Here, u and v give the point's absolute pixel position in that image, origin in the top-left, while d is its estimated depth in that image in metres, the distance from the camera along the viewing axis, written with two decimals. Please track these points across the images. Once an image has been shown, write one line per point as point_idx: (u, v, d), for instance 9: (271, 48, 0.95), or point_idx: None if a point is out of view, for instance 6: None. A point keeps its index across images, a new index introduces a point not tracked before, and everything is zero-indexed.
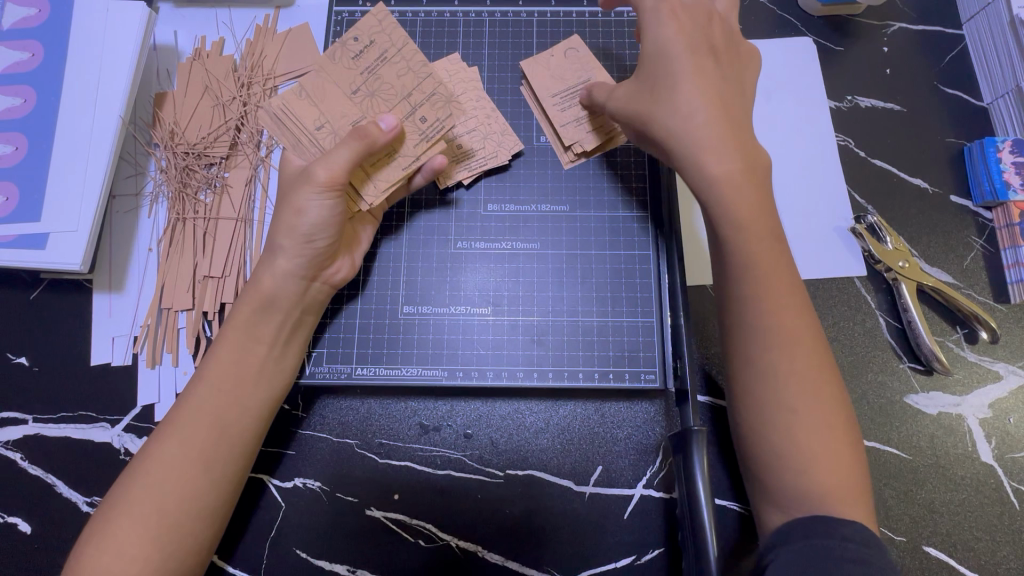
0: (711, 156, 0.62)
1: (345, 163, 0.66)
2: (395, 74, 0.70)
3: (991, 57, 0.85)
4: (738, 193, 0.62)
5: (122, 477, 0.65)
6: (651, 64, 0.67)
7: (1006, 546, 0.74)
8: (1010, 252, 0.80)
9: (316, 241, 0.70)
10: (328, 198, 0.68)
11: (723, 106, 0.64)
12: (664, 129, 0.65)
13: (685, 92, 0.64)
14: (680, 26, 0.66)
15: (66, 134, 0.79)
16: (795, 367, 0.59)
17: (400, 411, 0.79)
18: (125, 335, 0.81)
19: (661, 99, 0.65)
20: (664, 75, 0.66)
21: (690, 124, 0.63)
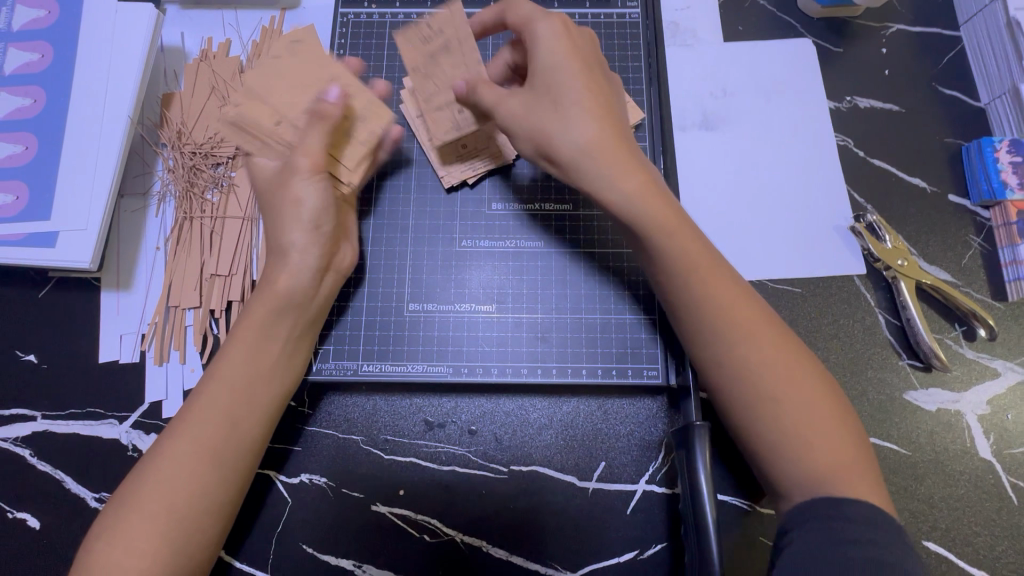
0: (615, 175, 0.63)
1: (318, 143, 0.70)
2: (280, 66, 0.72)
3: (989, 57, 0.87)
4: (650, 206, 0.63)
5: (132, 473, 0.66)
6: (547, 79, 0.66)
7: (1005, 541, 0.74)
8: (1008, 250, 0.81)
9: (322, 226, 0.72)
10: (316, 181, 0.71)
11: (618, 127, 0.66)
12: (562, 146, 0.64)
13: (581, 111, 0.64)
14: (570, 45, 0.67)
15: (75, 134, 0.80)
16: (785, 360, 0.61)
17: (406, 408, 0.80)
18: (133, 333, 0.81)
19: (556, 116, 0.65)
20: (559, 92, 0.65)
21: (590, 143, 0.64)
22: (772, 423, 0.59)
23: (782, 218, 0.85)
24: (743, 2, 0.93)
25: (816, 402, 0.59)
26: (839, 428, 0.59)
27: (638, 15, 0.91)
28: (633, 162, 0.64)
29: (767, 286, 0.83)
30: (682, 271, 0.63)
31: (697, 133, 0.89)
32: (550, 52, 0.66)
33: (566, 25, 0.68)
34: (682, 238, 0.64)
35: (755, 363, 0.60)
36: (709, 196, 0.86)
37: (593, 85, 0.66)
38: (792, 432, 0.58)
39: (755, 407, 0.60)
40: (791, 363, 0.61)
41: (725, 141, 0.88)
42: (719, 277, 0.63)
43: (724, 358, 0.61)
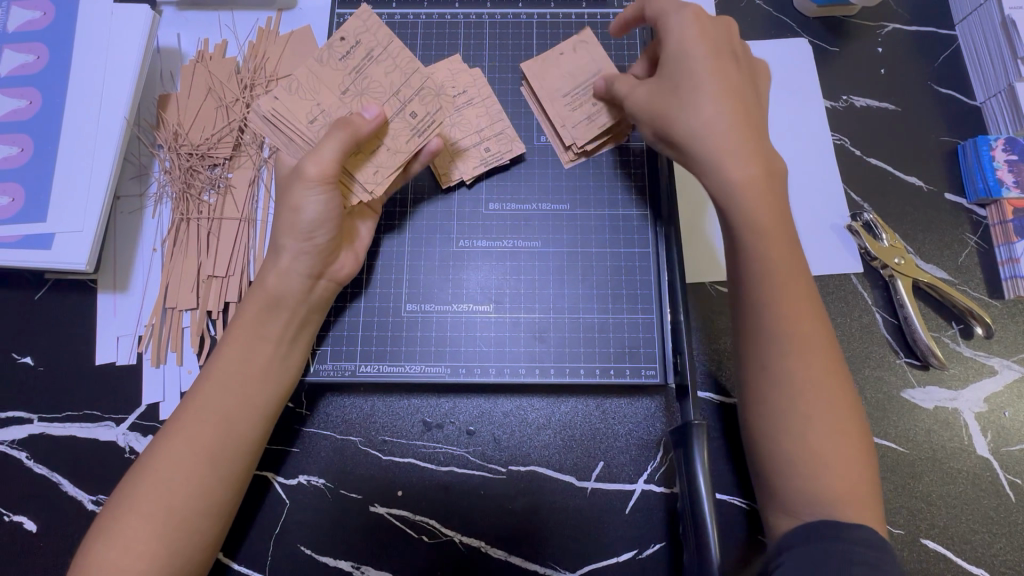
0: (731, 161, 0.63)
1: (334, 155, 0.66)
2: (383, 71, 0.72)
3: (983, 56, 0.87)
4: (753, 201, 0.62)
5: (129, 474, 0.66)
6: (677, 61, 0.67)
7: (1003, 539, 0.75)
8: (1004, 249, 0.81)
9: (316, 237, 0.70)
10: (323, 192, 0.68)
11: (745, 114, 0.65)
12: (685, 129, 0.65)
13: (708, 97, 0.65)
14: (702, 30, 0.67)
15: (72, 135, 0.79)
16: (819, 371, 0.60)
17: (404, 409, 0.80)
18: (129, 335, 0.81)
19: (685, 102, 0.66)
20: (688, 77, 0.66)
21: (715, 128, 0.64)
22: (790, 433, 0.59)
23: None
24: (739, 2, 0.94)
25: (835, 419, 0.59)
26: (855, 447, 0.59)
27: None
28: (754, 151, 0.64)
29: None
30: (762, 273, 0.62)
31: None
32: (680, 38, 0.67)
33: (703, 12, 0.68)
34: (776, 243, 0.62)
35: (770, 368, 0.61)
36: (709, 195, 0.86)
37: (721, 72, 0.66)
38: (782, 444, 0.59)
39: (780, 414, 0.60)
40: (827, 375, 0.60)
41: None
42: (799, 286, 0.62)
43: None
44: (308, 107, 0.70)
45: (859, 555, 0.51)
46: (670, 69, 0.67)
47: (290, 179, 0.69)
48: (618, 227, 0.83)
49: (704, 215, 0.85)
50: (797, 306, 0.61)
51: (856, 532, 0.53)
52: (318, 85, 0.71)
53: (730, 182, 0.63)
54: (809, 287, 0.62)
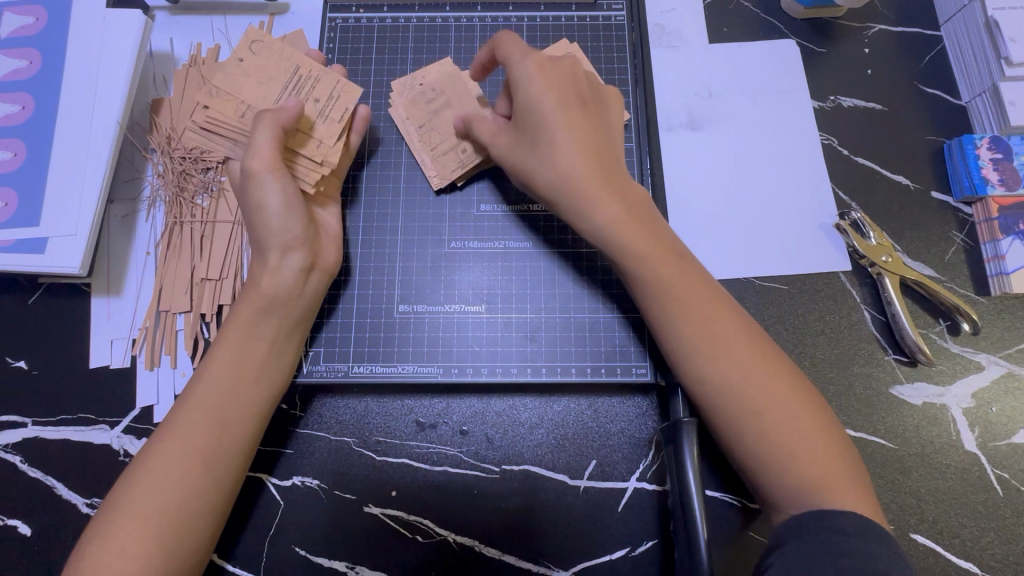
0: (591, 207, 0.67)
1: (269, 139, 0.70)
2: (253, 80, 0.76)
3: (968, 56, 0.88)
4: (626, 234, 0.66)
5: (123, 478, 0.66)
6: (528, 113, 0.69)
7: (991, 532, 0.75)
8: (990, 246, 0.82)
9: (292, 228, 0.71)
10: (277, 181, 0.70)
11: (596, 159, 0.68)
12: (545, 184, 0.69)
13: (560, 147, 0.67)
14: (549, 83, 0.68)
15: (63, 139, 0.80)
16: (770, 368, 0.62)
17: (397, 409, 0.80)
18: (123, 338, 0.82)
19: (540, 155, 0.68)
20: (537, 131, 0.68)
21: (569, 179, 0.67)
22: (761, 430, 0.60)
23: (769, 216, 0.86)
24: (727, 4, 0.95)
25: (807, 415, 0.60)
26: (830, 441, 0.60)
27: (623, 17, 0.92)
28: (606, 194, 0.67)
29: (755, 284, 0.84)
30: (648, 290, 0.66)
31: (683, 133, 0.89)
32: (529, 90, 0.68)
33: (546, 62, 0.70)
34: (659, 260, 0.66)
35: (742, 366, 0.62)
36: (699, 194, 0.87)
37: (572, 119, 0.68)
38: (773, 445, 0.59)
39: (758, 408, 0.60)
40: (771, 368, 0.62)
41: (712, 141, 0.89)
42: (697, 292, 0.65)
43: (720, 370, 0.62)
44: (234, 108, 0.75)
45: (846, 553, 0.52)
46: (523, 122, 0.69)
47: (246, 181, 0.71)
48: None
49: None
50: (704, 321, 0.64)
51: (846, 530, 0.53)
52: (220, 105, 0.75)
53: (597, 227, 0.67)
54: (713, 291, 0.66)
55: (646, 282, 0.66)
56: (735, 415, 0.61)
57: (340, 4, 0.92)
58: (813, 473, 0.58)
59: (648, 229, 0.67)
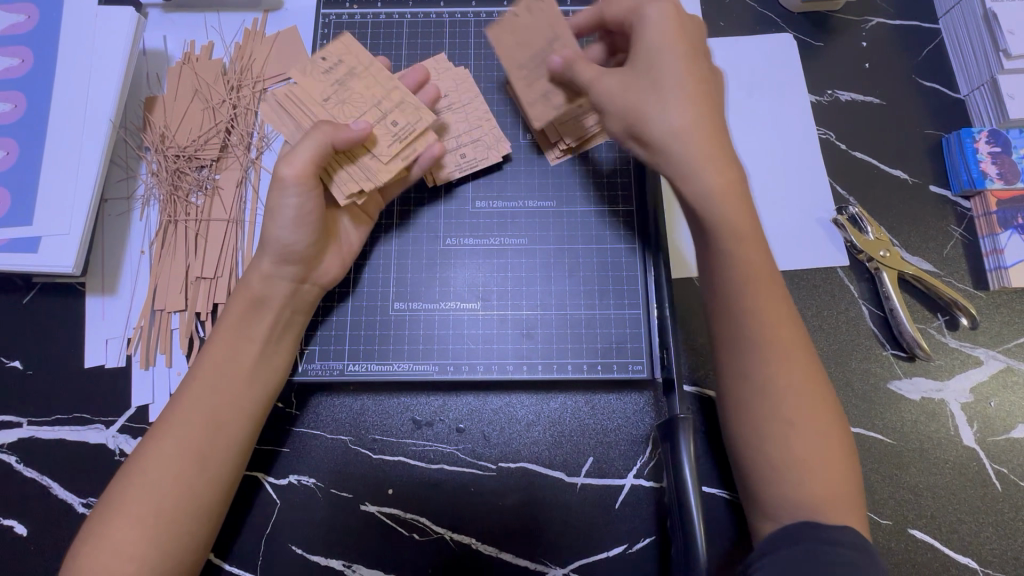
0: (704, 163, 0.62)
1: (310, 155, 0.67)
2: (364, 86, 0.72)
3: (967, 49, 0.87)
4: (729, 205, 0.62)
5: (117, 477, 0.66)
6: (652, 60, 0.65)
7: (990, 527, 0.75)
8: (989, 240, 0.82)
9: (294, 244, 0.71)
10: (301, 194, 0.68)
11: (715, 117, 0.64)
12: (659, 129, 0.63)
13: (680, 96, 0.64)
14: (678, 30, 0.65)
15: (56, 138, 0.79)
16: (809, 378, 0.60)
17: (392, 407, 0.80)
18: (118, 338, 0.81)
19: (657, 101, 0.64)
20: (660, 75, 0.64)
21: (683, 128, 0.63)
22: (765, 429, 0.60)
23: (767, 212, 0.85)
24: None
25: (816, 415, 0.59)
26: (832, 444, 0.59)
27: None
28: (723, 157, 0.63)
29: None
30: (744, 272, 0.62)
31: None
32: (656, 34, 0.65)
33: (678, 9, 0.67)
34: (749, 245, 0.62)
35: (754, 357, 0.61)
36: None
37: (695, 71, 0.65)
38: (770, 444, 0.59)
39: (759, 406, 0.60)
40: (812, 377, 0.61)
41: None
42: (773, 289, 0.62)
43: (755, 361, 0.61)
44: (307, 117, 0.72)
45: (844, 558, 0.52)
46: (642, 65, 0.65)
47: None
48: (605, 222, 0.84)
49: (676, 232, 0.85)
50: (778, 316, 0.62)
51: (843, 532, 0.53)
52: (300, 102, 0.72)
53: (707, 184, 0.62)
54: (783, 292, 0.63)
55: (733, 270, 0.62)
56: None
57: (333, 1, 0.91)
58: (804, 478, 0.58)
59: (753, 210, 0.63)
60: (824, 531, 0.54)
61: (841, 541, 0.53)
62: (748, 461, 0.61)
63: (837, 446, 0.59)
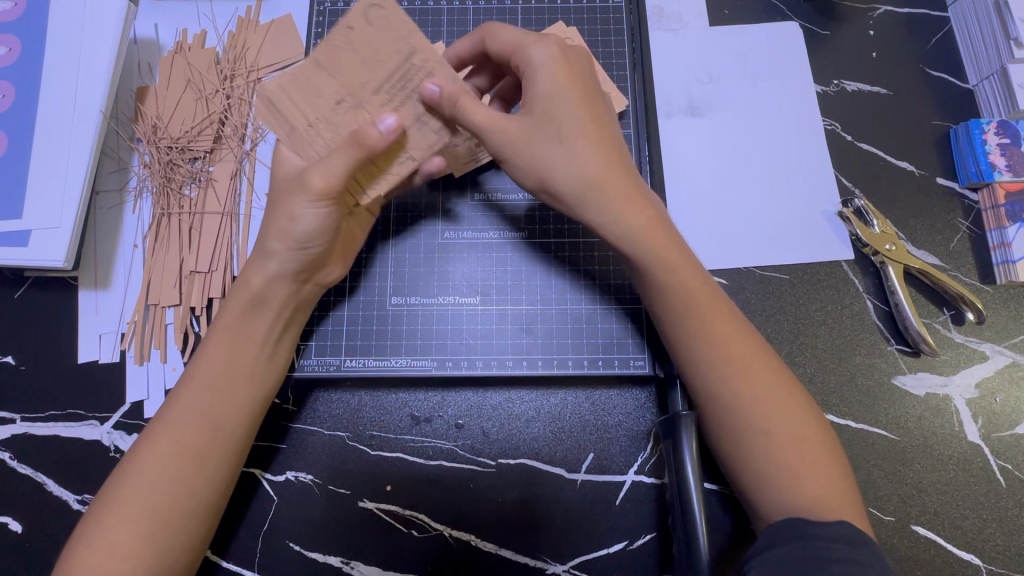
0: (625, 211, 0.63)
1: (341, 173, 0.61)
2: (385, 74, 0.59)
3: (976, 37, 0.86)
4: (655, 248, 0.63)
5: (111, 477, 0.65)
6: (547, 107, 0.63)
7: (993, 524, 0.74)
8: (996, 233, 0.81)
9: (309, 248, 0.68)
10: (321, 206, 0.65)
11: (617, 157, 0.64)
12: (568, 184, 0.63)
13: (582, 142, 0.63)
14: (566, 72, 0.64)
15: (46, 130, 0.78)
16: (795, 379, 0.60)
17: (391, 403, 0.79)
18: (112, 333, 0.80)
19: (563, 148, 0.63)
20: (559, 120, 0.63)
21: (591, 177, 0.63)
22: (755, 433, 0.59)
23: (775, 207, 0.84)
24: None
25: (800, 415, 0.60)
26: (823, 447, 0.59)
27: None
28: (634, 199, 0.64)
29: (756, 273, 0.82)
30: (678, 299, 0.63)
31: (684, 120, 0.87)
32: (546, 78, 0.63)
33: (562, 49, 0.65)
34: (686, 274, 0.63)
35: None
36: (702, 184, 0.85)
37: (593, 117, 0.64)
38: (773, 443, 0.58)
39: (758, 405, 0.59)
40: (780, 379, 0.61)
41: (713, 127, 0.87)
42: (717, 311, 0.63)
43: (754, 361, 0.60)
44: (320, 103, 0.59)
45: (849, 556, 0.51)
46: (539, 111, 0.64)
47: (291, 184, 0.66)
48: None
49: None
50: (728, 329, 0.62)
51: (849, 532, 0.52)
52: (314, 87, 0.59)
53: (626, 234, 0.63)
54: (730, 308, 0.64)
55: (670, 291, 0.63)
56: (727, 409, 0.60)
57: None
58: (805, 481, 0.57)
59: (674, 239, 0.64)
60: (820, 528, 0.53)
61: (833, 536, 0.52)
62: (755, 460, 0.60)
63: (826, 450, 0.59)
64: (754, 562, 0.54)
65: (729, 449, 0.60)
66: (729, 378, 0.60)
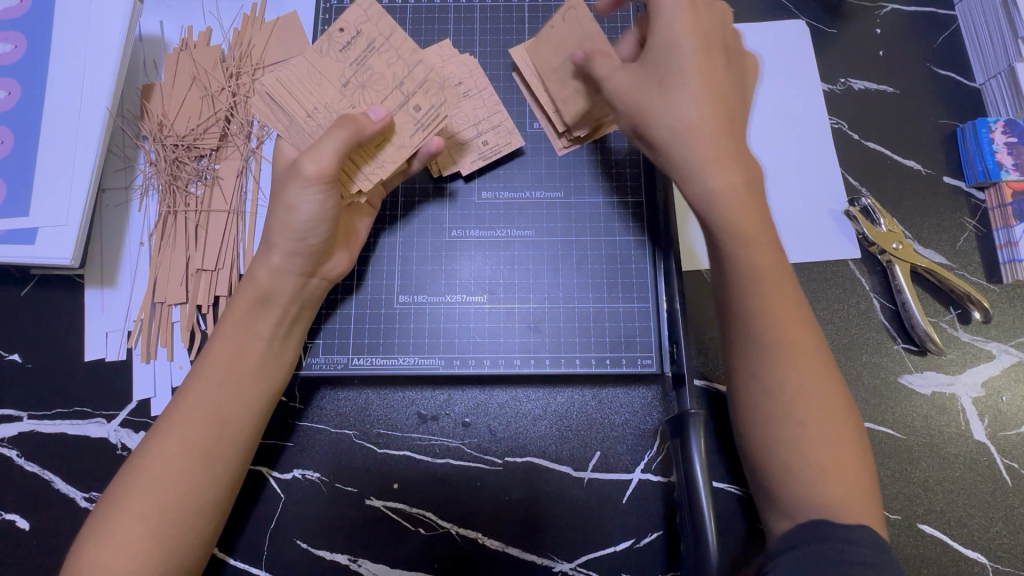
0: (710, 167, 0.60)
1: (332, 154, 0.63)
2: (386, 63, 0.67)
3: (984, 36, 0.85)
4: (739, 211, 0.60)
5: (119, 474, 0.65)
6: (660, 54, 0.63)
7: (999, 522, 0.75)
8: (1003, 232, 0.81)
9: (309, 238, 0.69)
10: (319, 191, 0.66)
11: (727, 113, 0.62)
12: (659, 132, 0.62)
13: (694, 91, 0.62)
14: (696, 21, 0.63)
15: (52, 127, 0.77)
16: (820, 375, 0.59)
17: (398, 401, 0.79)
18: (118, 331, 0.80)
19: (667, 96, 0.62)
20: (671, 68, 0.62)
21: (691, 128, 0.61)
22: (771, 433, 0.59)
23: (782, 206, 0.84)
24: None
25: (828, 417, 0.59)
26: (845, 448, 0.58)
27: None
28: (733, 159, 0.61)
29: None
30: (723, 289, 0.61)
31: None
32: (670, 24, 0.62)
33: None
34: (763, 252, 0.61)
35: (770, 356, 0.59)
36: None
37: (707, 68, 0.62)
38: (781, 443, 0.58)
39: (772, 405, 0.59)
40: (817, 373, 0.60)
41: None
42: (784, 292, 0.61)
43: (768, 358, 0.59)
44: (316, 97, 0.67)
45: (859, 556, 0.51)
46: (658, 58, 0.63)
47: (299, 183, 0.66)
48: (613, 215, 0.82)
49: (688, 225, 0.84)
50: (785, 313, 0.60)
51: (860, 534, 0.53)
52: (318, 77, 0.67)
53: (709, 190, 0.60)
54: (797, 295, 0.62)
55: None
56: None
57: None
58: (814, 481, 0.57)
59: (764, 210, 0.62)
60: (833, 529, 0.53)
61: (844, 536, 0.52)
62: (764, 460, 0.60)
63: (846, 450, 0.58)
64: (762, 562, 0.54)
65: None
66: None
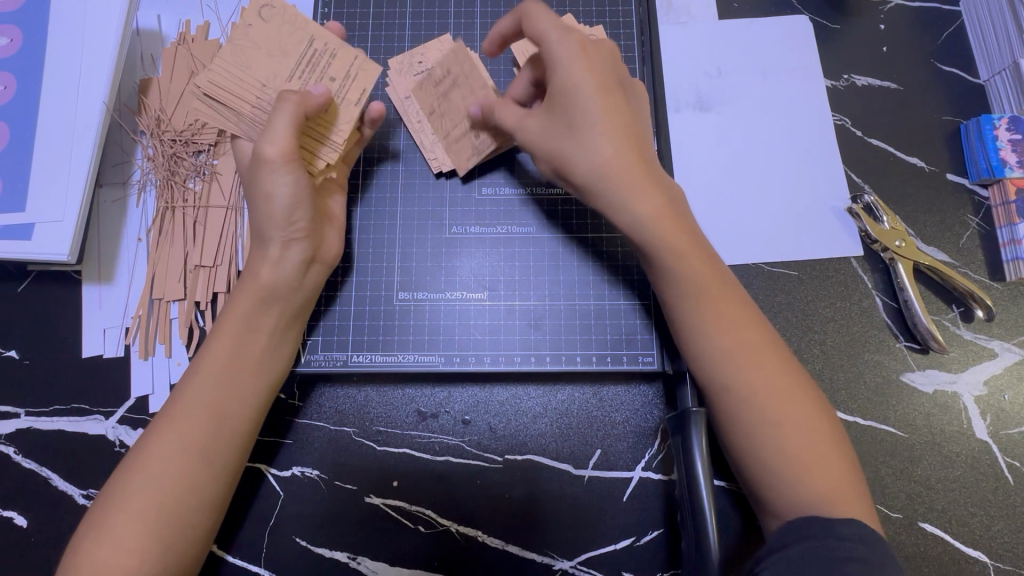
0: (633, 202, 0.62)
1: (287, 129, 0.65)
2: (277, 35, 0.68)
3: (989, 33, 0.85)
4: (662, 234, 0.62)
5: (118, 471, 0.64)
6: (563, 98, 0.63)
7: (1001, 521, 0.74)
8: (1006, 230, 0.80)
9: (296, 220, 0.69)
10: (288, 172, 0.66)
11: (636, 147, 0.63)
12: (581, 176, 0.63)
13: (603, 131, 0.62)
14: (590, 64, 0.63)
15: (48, 122, 0.77)
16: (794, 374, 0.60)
17: (398, 399, 0.79)
18: (116, 327, 0.79)
19: (579, 141, 0.63)
20: (575, 113, 0.62)
21: (608, 168, 0.62)
22: (768, 429, 0.58)
23: (784, 203, 0.83)
24: None
25: None
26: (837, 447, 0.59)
27: None
28: (648, 185, 0.63)
29: (763, 269, 0.81)
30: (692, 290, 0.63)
31: (692, 114, 0.86)
32: (567, 70, 0.62)
33: (585, 41, 0.64)
34: (693, 263, 0.63)
35: None
36: (709, 178, 0.84)
37: (612, 105, 0.63)
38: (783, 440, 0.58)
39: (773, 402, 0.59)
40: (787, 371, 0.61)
41: (723, 122, 0.86)
42: (726, 299, 0.63)
43: None
44: (250, 84, 0.69)
45: (861, 555, 0.51)
46: (563, 103, 0.63)
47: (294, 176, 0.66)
48: None
49: None
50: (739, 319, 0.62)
51: (863, 534, 0.52)
52: (230, 80, 0.68)
53: (638, 221, 0.62)
54: (740, 301, 0.63)
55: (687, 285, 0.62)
56: (736, 409, 0.60)
57: None
58: (815, 479, 0.57)
59: (687, 227, 0.63)
60: (835, 529, 0.53)
61: (847, 536, 0.52)
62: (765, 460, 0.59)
63: (835, 445, 0.59)
64: (763, 561, 0.53)
65: (740, 447, 0.60)
66: (738, 376, 0.60)
